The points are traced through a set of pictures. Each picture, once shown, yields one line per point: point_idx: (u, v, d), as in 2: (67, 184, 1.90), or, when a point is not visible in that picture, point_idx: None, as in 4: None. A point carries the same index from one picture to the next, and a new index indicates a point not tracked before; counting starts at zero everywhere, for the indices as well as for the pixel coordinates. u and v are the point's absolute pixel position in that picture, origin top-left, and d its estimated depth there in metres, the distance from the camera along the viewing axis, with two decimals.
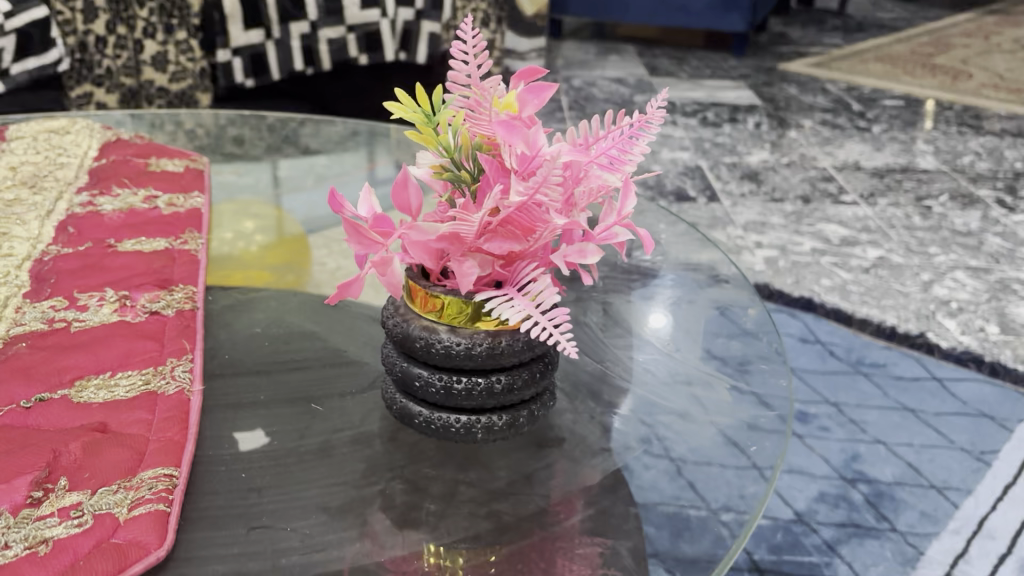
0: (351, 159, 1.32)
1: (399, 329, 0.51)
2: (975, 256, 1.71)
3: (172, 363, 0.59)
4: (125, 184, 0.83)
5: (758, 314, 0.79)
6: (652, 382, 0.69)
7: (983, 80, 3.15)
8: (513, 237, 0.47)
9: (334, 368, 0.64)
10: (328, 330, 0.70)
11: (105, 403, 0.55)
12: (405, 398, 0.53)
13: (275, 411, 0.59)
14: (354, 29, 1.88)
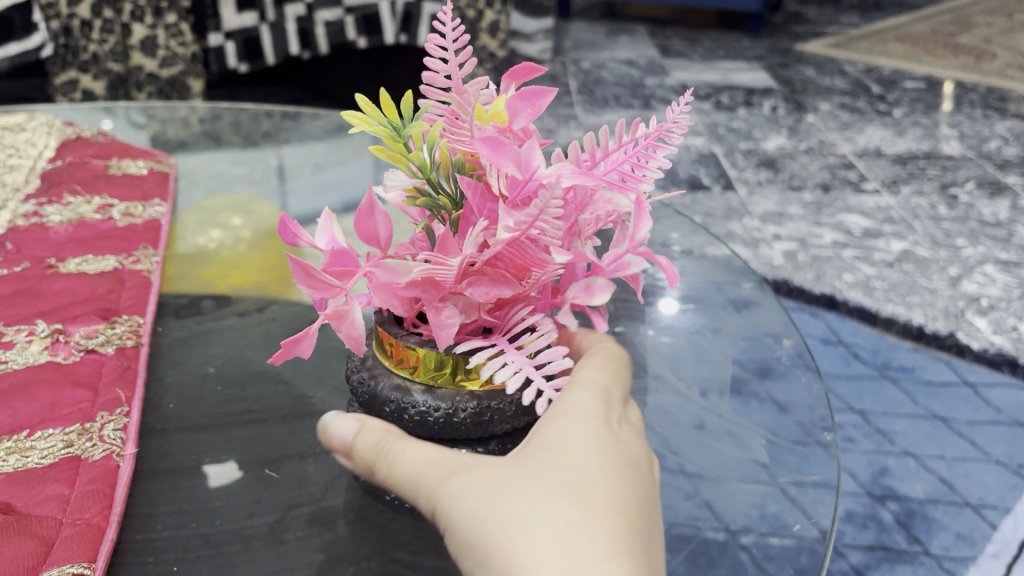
0: (346, 150, 1.24)
1: (367, 391, 0.45)
2: (1005, 249, 1.63)
3: (103, 419, 0.53)
4: (77, 191, 0.78)
5: (793, 347, 0.69)
6: (673, 438, 0.59)
7: (1007, 61, 3.05)
8: (501, 281, 0.40)
9: (296, 421, 0.55)
10: (293, 365, 0.61)
11: (12, 474, 0.48)
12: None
13: (222, 481, 0.50)
14: (352, 11, 1.78)
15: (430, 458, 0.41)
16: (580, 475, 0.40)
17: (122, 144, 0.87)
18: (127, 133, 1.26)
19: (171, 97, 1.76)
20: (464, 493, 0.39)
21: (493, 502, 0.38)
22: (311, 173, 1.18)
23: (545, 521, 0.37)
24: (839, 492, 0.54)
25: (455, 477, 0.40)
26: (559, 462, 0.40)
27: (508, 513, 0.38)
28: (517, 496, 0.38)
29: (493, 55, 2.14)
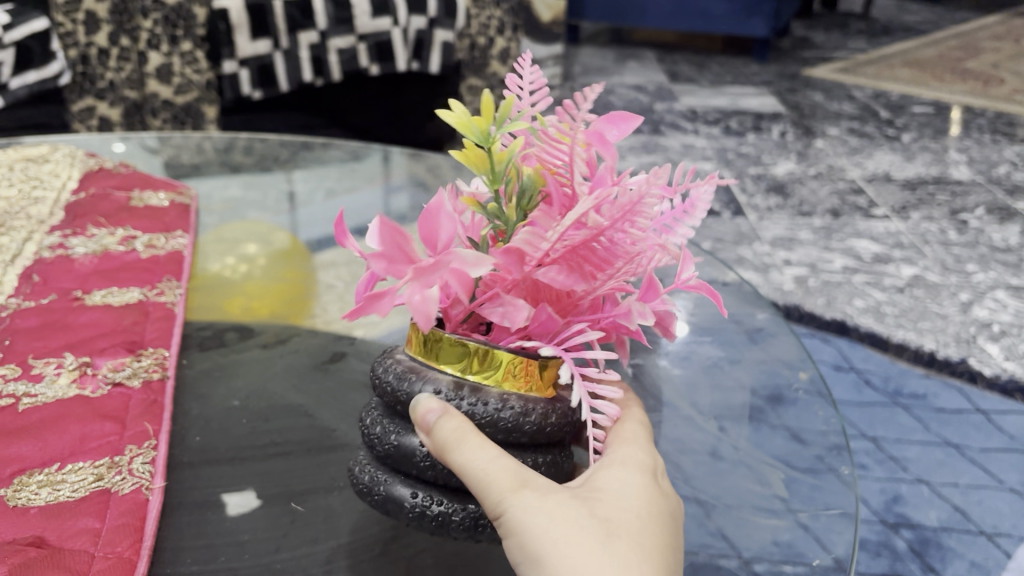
0: (360, 175, 1.25)
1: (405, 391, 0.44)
2: (1015, 274, 1.63)
3: (132, 453, 0.54)
4: (101, 222, 0.79)
5: (810, 379, 0.69)
6: (691, 471, 0.59)
7: (1015, 86, 3.06)
8: (575, 274, 0.42)
9: (320, 455, 0.56)
10: (315, 399, 0.62)
11: (45, 507, 0.49)
12: (395, 479, 0.45)
13: (249, 514, 0.50)
14: (365, 38, 1.86)
15: (513, 465, 0.41)
16: (616, 515, 0.41)
17: (143, 174, 0.89)
18: (143, 158, 1.27)
19: (185, 125, 1.77)
20: (539, 515, 0.40)
21: (552, 528, 0.39)
22: (325, 199, 1.19)
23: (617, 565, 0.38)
24: (857, 520, 0.54)
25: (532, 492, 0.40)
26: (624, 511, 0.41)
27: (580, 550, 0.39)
28: (592, 535, 0.39)
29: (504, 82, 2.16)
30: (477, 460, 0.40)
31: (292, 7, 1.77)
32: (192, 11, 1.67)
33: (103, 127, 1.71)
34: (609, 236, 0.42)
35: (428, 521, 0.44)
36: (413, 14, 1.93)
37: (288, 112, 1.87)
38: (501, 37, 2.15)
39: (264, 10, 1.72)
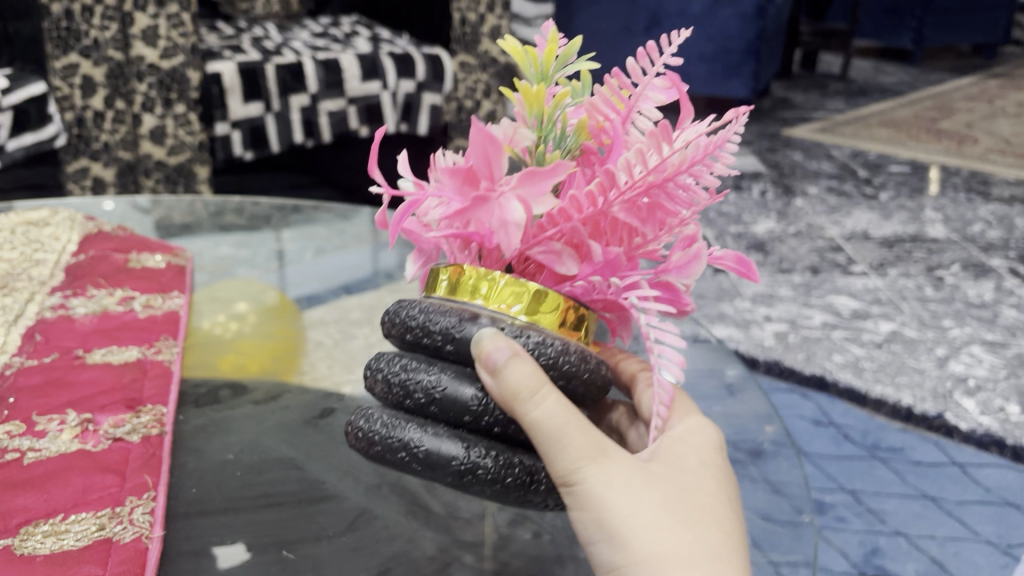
0: (350, 233, 1.29)
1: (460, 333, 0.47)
2: (991, 329, 1.67)
3: (132, 503, 0.55)
4: (100, 284, 0.82)
5: (774, 433, 0.72)
6: None
7: (989, 146, 3.15)
8: (644, 214, 0.48)
9: (310, 506, 0.58)
10: (306, 453, 0.64)
11: (50, 555, 0.50)
12: (438, 439, 0.47)
13: (243, 562, 0.52)
14: (354, 102, 1.92)
15: (585, 429, 0.45)
16: (700, 505, 0.46)
17: (140, 238, 0.92)
18: (135, 216, 1.30)
19: (177, 187, 1.80)
20: (611, 487, 0.45)
21: (646, 512, 0.44)
22: (313, 258, 1.22)
23: (690, 536, 0.44)
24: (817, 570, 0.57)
25: (605, 459, 0.45)
26: (691, 491, 0.47)
27: (656, 520, 0.44)
28: (662, 505, 0.45)
29: None
30: (553, 421, 0.44)
31: (282, 71, 1.82)
32: (186, 76, 1.72)
33: (97, 187, 1.75)
34: (678, 180, 0.47)
35: (473, 477, 0.47)
36: (402, 77, 1.98)
37: None
38: (486, 99, 2.19)
39: (255, 73, 1.78)
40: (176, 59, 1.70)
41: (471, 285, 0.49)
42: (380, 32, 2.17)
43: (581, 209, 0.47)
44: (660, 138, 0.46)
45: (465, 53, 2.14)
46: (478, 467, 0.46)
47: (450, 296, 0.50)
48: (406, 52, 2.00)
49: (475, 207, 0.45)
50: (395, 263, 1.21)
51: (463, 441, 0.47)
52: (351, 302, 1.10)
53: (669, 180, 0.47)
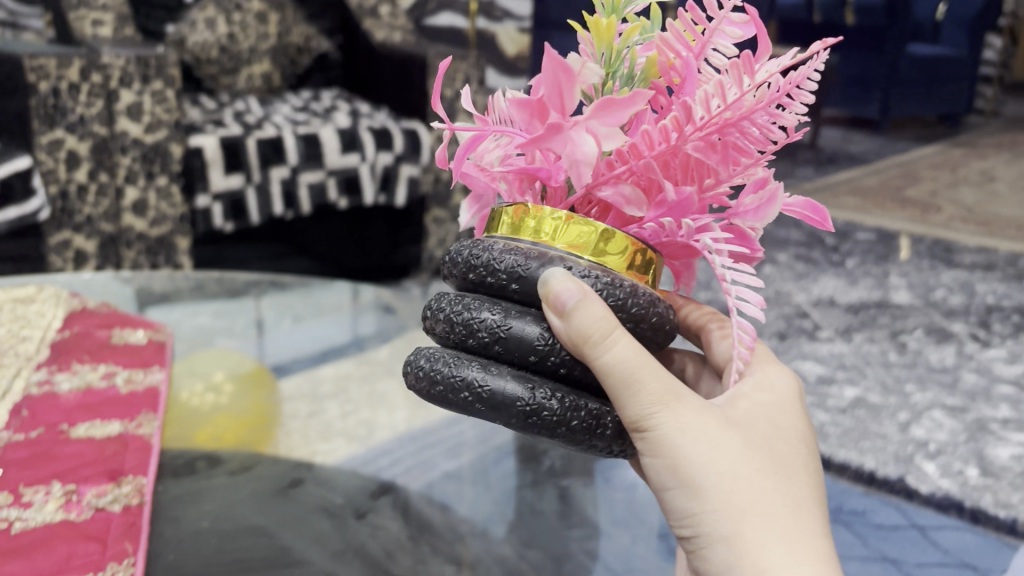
0: (327, 301, 1.33)
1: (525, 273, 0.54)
2: (951, 394, 1.72)
3: (113, 568, 0.58)
4: (84, 358, 0.85)
5: None
6: None
7: (952, 213, 3.24)
8: (715, 156, 0.54)
9: (281, 571, 0.61)
10: (277, 521, 0.67)
11: None
12: (502, 382, 0.54)
13: None
14: (334, 174, 1.98)
15: (657, 375, 0.52)
16: (775, 458, 0.54)
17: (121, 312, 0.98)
18: (113, 284, 1.33)
19: (157, 257, 1.84)
20: (681, 430, 0.52)
21: (730, 462, 0.52)
22: (291, 326, 1.26)
23: (766, 481, 0.52)
24: None
25: (675, 404, 0.52)
26: (768, 445, 0.55)
27: (724, 459, 0.52)
28: (731, 444, 0.53)
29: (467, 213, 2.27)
30: (627, 366, 0.51)
31: (264, 145, 1.87)
32: (168, 149, 1.78)
33: (77, 259, 1.78)
34: (750, 120, 0.54)
35: (538, 418, 0.53)
36: (380, 150, 2.04)
37: (259, 244, 1.96)
38: None
39: (236, 147, 1.83)
40: (159, 133, 1.77)
41: (535, 228, 0.56)
42: (360, 106, 2.24)
43: (651, 146, 0.54)
44: (742, 71, 0.52)
45: (443, 127, 2.16)
46: (543, 409, 0.53)
47: (515, 234, 0.57)
48: (384, 125, 2.06)
49: (549, 136, 0.51)
50: (372, 331, 1.25)
51: (528, 383, 0.54)
52: (325, 371, 1.14)
53: (743, 119, 0.54)
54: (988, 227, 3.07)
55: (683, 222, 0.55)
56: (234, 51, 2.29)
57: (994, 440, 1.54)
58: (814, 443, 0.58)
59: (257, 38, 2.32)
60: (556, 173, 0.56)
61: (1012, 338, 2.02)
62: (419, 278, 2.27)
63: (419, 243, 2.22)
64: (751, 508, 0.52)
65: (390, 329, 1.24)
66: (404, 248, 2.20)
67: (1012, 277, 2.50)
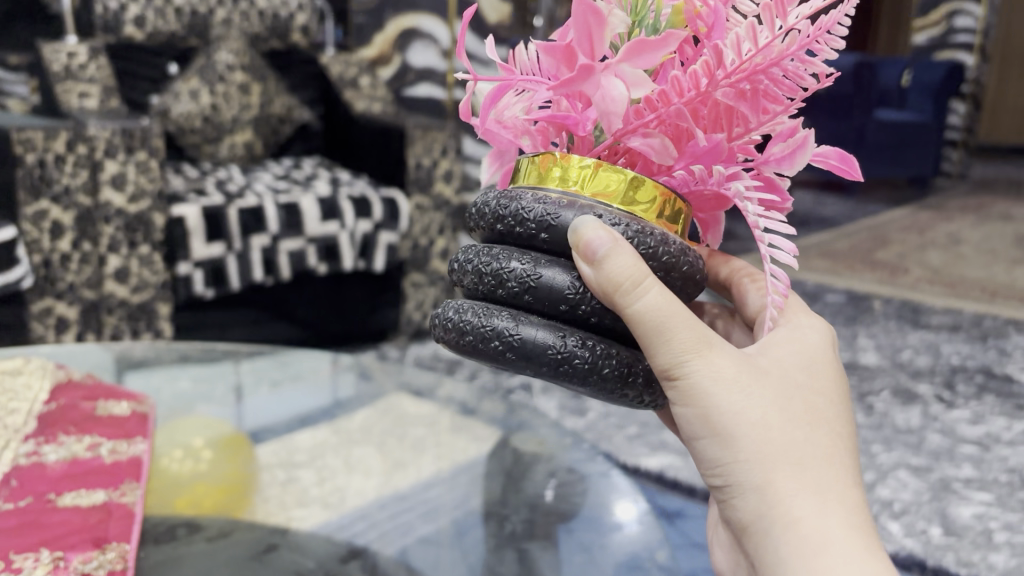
0: (305, 366, 1.36)
1: (554, 225, 0.62)
2: (916, 454, 1.76)
3: None
4: (71, 430, 0.88)
5: (663, 560, 0.79)
6: None
7: (920, 275, 3.32)
8: (745, 101, 0.62)
9: None
10: None
11: None
12: (534, 332, 0.62)
13: None
14: (314, 241, 2.02)
15: (691, 326, 0.59)
16: (804, 404, 0.62)
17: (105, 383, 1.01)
18: (92, 350, 1.34)
19: (139, 324, 1.86)
20: (712, 379, 0.60)
21: (763, 411, 0.60)
22: (269, 390, 1.29)
23: (794, 427, 0.61)
24: None
25: (708, 355, 0.59)
26: (799, 392, 0.63)
27: (750, 408, 0.60)
28: (762, 396, 0.60)
29: (445, 276, 2.31)
30: (662, 315, 0.58)
31: (245, 214, 1.92)
32: (151, 218, 1.82)
33: (59, 325, 1.79)
34: (781, 67, 0.60)
35: (568, 365, 0.62)
36: (360, 218, 2.09)
37: (240, 309, 2.00)
38: (440, 236, 2.28)
39: (218, 216, 1.88)
40: (142, 203, 1.81)
41: (565, 177, 0.64)
42: (340, 174, 2.29)
43: (681, 92, 0.62)
44: (776, 12, 0.59)
45: (421, 194, 2.22)
46: (574, 357, 0.62)
47: (542, 183, 0.65)
48: (363, 193, 2.11)
49: (582, 78, 0.59)
50: (351, 394, 1.28)
51: (560, 333, 0.62)
52: (303, 436, 1.17)
53: (774, 63, 0.60)
54: (954, 288, 3.15)
55: (711, 168, 0.63)
56: (217, 121, 2.33)
57: (958, 499, 1.58)
58: (839, 388, 0.66)
59: (240, 107, 2.37)
60: (583, 124, 0.64)
61: (975, 399, 2.07)
62: (398, 342, 2.30)
63: (397, 307, 2.27)
64: (776, 453, 0.60)
65: (368, 393, 1.27)
66: (382, 312, 2.24)
67: (977, 338, 2.56)
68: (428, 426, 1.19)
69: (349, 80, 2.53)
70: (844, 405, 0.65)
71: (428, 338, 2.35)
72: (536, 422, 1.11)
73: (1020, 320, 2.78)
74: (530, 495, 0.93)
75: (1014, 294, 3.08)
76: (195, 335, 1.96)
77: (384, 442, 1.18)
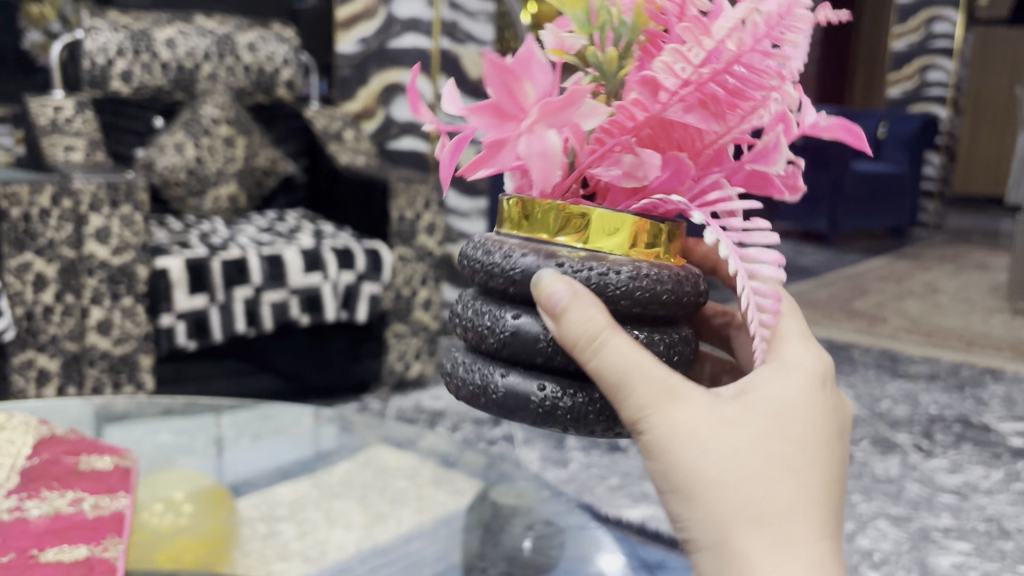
0: (285, 418, 1.36)
1: (520, 273, 0.55)
2: (896, 503, 1.77)
3: None
4: (54, 484, 0.89)
5: None
6: None
7: (898, 324, 3.37)
8: (712, 107, 0.53)
9: None
10: None
11: None
12: (514, 382, 0.56)
13: None
14: (297, 292, 2.03)
15: (649, 376, 0.52)
16: (783, 450, 0.53)
17: (88, 438, 1.02)
18: (72, 403, 1.34)
19: (120, 376, 1.85)
20: (675, 432, 0.52)
21: (729, 463, 0.52)
22: (251, 442, 1.29)
23: (764, 483, 0.52)
24: None
25: (669, 406, 0.52)
26: (781, 436, 0.53)
27: (718, 465, 0.52)
28: (728, 446, 0.52)
29: (427, 327, 2.32)
30: (617, 368, 0.51)
31: (229, 266, 1.93)
32: (135, 270, 1.83)
33: (40, 378, 1.78)
34: (734, 70, 0.52)
35: (555, 415, 0.56)
36: (343, 269, 2.11)
37: (221, 360, 2.00)
38: (423, 287, 2.30)
39: (201, 269, 1.90)
40: (126, 255, 1.82)
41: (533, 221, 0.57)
42: (323, 226, 2.31)
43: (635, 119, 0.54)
44: (698, 33, 0.51)
45: (404, 246, 2.24)
46: (558, 405, 0.56)
47: (517, 228, 0.59)
48: (347, 245, 2.13)
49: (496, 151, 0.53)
50: (333, 446, 1.29)
51: (539, 382, 0.56)
52: (284, 489, 1.17)
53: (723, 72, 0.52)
54: (932, 337, 3.19)
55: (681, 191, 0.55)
56: (201, 174, 2.35)
57: (936, 548, 1.59)
58: (839, 426, 0.56)
59: (224, 160, 2.38)
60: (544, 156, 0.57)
61: (953, 448, 2.09)
62: (379, 393, 2.29)
63: (380, 357, 2.26)
64: (741, 516, 0.52)
65: (350, 445, 1.27)
66: (364, 362, 2.24)
67: (954, 387, 2.59)
68: (410, 478, 1.20)
69: (333, 133, 2.57)
70: (838, 447, 0.55)
71: (410, 390, 2.34)
72: (515, 475, 1.12)
73: (996, 369, 2.81)
74: (512, 548, 0.93)
75: (990, 342, 3.12)
76: (177, 387, 1.96)
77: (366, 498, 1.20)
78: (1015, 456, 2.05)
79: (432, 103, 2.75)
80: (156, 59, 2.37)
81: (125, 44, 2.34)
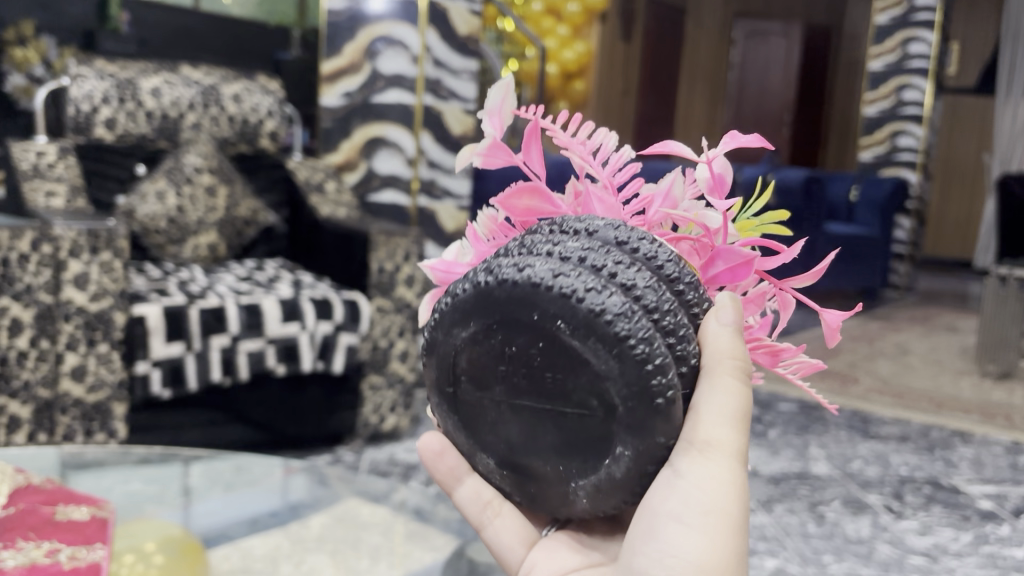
0: (257, 468, 1.34)
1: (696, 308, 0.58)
2: (866, 564, 1.79)
3: None
4: (29, 534, 0.89)
5: None
6: None
7: (870, 385, 3.40)
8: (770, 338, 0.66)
9: None
10: None
11: None
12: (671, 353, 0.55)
13: None
14: (274, 342, 2.04)
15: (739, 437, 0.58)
16: None
17: (63, 488, 1.03)
18: (43, 450, 1.33)
19: (93, 424, 1.84)
20: (718, 475, 0.56)
21: (725, 501, 0.57)
22: (222, 491, 1.29)
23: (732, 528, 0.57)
24: None
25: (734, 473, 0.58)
26: None
27: (714, 510, 0.56)
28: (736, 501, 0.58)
29: (403, 379, 2.32)
30: (742, 409, 0.57)
31: (206, 315, 1.94)
32: (112, 317, 1.83)
33: (11, 425, 1.76)
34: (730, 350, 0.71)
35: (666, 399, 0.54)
36: (321, 319, 2.11)
37: (194, 411, 1.99)
38: (400, 338, 2.31)
39: (179, 317, 1.90)
40: (104, 301, 1.82)
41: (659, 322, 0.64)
42: (302, 277, 2.32)
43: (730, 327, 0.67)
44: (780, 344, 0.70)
45: (382, 297, 2.25)
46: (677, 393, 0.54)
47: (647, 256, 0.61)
48: (325, 295, 2.15)
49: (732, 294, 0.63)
50: (306, 497, 1.29)
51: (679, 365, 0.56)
52: (255, 542, 1.19)
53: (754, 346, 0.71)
54: (903, 398, 3.22)
55: None
56: (182, 222, 2.35)
57: None
58: None
59: (205, 210, 2.39)
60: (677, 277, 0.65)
61: (923, 509, 2.11)
62: (353, 446, 2.29)
63: (354, 410, 2.26)
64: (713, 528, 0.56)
65: (323, 498, 1.29)
66: (339, 414, 2.23)
67: (924, 449, 2.62)
68: (383, 533, 1.21)
69: (315, 184, 2.59)
70: None
71: (383, 443, 2.34)
72: None
73: (966, 431, 2.83)
74: None
75: (961, 405, 3.15)
76: (148, 436, 1.94)
77: (337, 550, 1.20)
78: (983, 518, 2.07)
79: (414, 157, 2.81)
80: (141, 107, 2.39)
81: (110, 92, 2.36)
